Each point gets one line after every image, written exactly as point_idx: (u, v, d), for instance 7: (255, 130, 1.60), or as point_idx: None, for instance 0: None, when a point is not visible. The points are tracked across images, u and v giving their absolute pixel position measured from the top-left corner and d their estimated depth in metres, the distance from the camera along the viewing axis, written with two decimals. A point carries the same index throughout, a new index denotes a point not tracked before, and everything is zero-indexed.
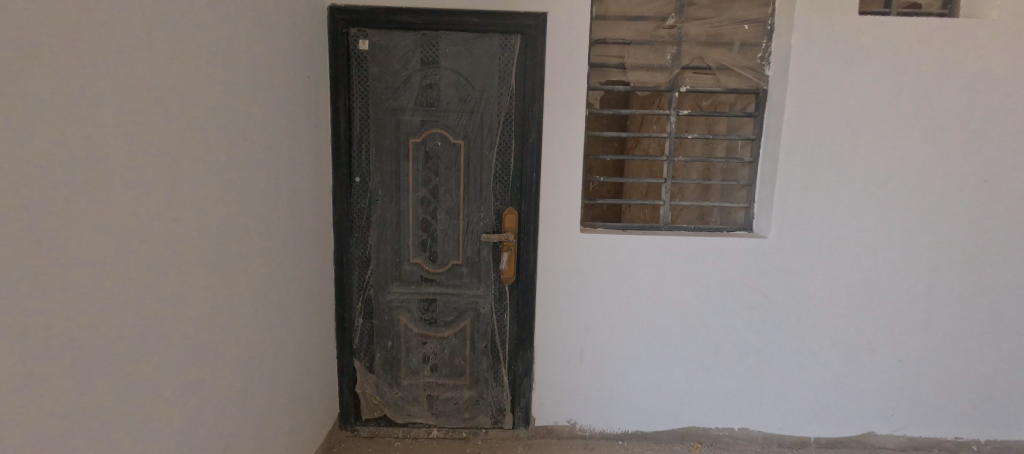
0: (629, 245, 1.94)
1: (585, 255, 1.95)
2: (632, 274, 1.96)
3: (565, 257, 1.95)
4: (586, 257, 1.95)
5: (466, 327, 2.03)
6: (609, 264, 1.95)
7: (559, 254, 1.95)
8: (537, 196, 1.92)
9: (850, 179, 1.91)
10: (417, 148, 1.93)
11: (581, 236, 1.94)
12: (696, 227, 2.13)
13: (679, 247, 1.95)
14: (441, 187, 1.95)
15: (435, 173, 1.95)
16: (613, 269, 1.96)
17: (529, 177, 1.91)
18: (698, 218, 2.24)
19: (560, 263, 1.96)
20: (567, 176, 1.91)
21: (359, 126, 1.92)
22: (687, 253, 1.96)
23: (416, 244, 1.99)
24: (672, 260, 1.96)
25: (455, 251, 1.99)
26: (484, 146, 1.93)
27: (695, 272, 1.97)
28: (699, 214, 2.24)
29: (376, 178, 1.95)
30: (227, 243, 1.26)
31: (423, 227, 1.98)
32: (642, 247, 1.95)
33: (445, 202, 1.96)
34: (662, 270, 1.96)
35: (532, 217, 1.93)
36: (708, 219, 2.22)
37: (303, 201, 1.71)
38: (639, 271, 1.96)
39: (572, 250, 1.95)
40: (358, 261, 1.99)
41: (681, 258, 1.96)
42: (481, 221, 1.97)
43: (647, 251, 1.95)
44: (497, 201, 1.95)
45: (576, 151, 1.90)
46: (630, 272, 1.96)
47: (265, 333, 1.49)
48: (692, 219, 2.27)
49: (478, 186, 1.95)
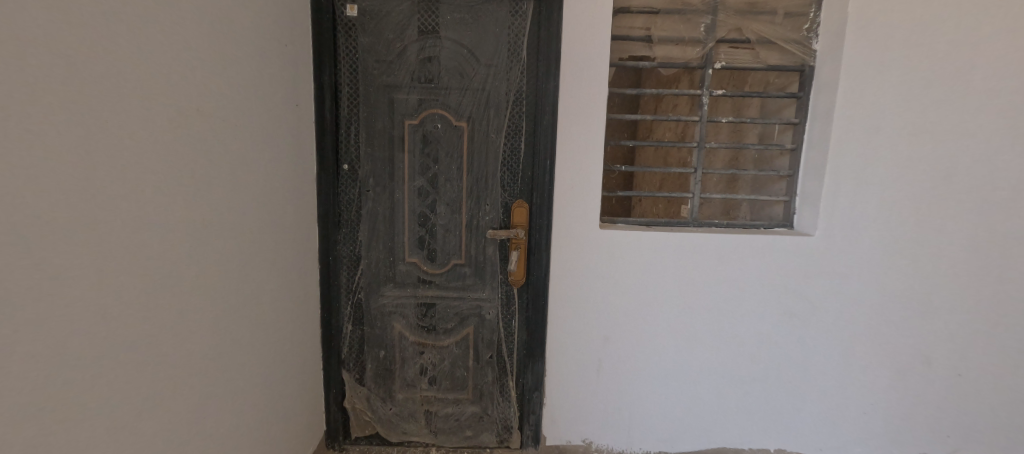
0: (655, 245, 1.71)
1: (605, 257, 1.71)
2: (658, 277, 1.73)
3: (583, 259, 1.71)
4: (606, 259, 1.71)
5: (468, 335, 1.80)
6: (632, 265, 1.72)
7: (576, 254, 1.71)
8: (552, 185, 1.68)
9: (917, 168, 1.64)
10: (414, 131, 1.69)
11: (601, 234, 1.70)
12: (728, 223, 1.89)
13: (713, 246, 1.71)
14: (442, 178, 1.71)
15: (434, 160, 1.70)
16: (637, 273, 1.72)
17: (542, 165, 1.66)
18: (720, 213, 2.01)
19: (577, 263, 1.72)
20: (586, 165, 1.66)
21: (347, 105, 1.67)
22: (721, 254, 1.72)
23: (412, 241, 1.75)
24: (703, 261, 1.72)
25: (457, 249, 1.75)
26: (491, 129, 1.68)
27: (729, 274, 1.73)
28: (722, 208, 2.00)
29: (367, 167, 1.70)
30: (186, 243, 1.02)
31: (420, 221, 1.74)
32: (669, 247, 1.71)
33: (446, 193, 1.72)
34: (692, 273, 1.73)
35: (545, 210, 1.69)
36: (731, 214, 2.00)
37: (283, 189, 1.46)
38: (666, 275, 1.73)
39: (590, 250, 1.71)
40: (347, 259, 1.75)
41: (713, 259, 1.72)
42: (487, 216, 1.73)
43: (675, 253, 1.71)
44: (504, 193, 1.71)
45: (597, 137, 1.65)
46: (656, 276, 1.73)
47: (240, 345, 1.27)
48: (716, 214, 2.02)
49: (484, 175, 1.70)
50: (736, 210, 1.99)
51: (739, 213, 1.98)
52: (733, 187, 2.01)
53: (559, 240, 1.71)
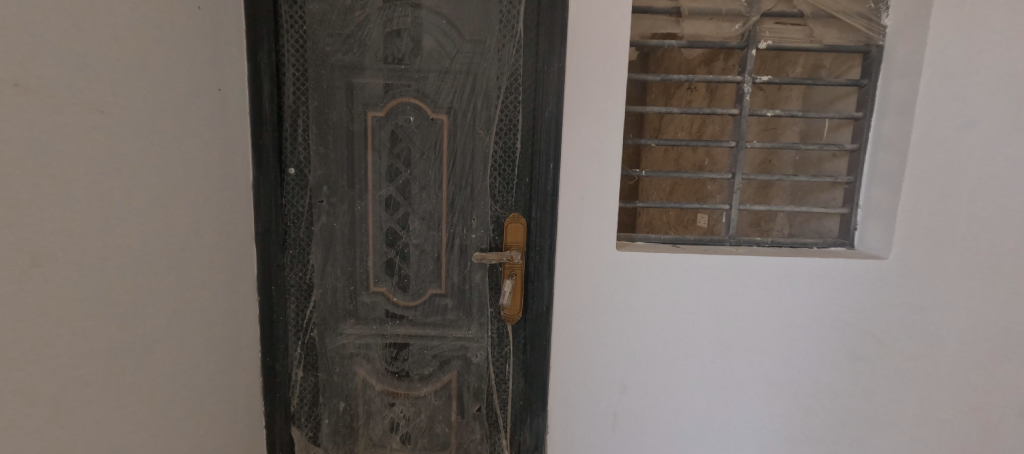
0: (686, 271, 1.36)
1: (623, 286, 1.35)
2: (691, 312, 1.37)
3: (595, 289, 1.35)
4: (626, 288, 1.35)
5: (449, 382, 1.43)
6: (657, 296, 1.36)
7: (587, 283, 1.35)
8: (555, 196, 1.30)
9: None
10: (380, 126, 1.32)
11: (618, 258, 1.34)
12: (779, 241, 1.51)
13: (757, 272, 1.36)
14: (416, 186, 1.34)
15: (406, 163, 1.33)
16: (663, 305, 1.37)
17: (543, 170, 1.30)
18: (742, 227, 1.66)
19: (587, 295, 1.36)
20: (599, 171, 1.29)
21: (293, 93, 1.29)
22: (767, 281, 1.37)
23: (379, 266, 1.38)
24: (746, 291, 1.37)
25: (435, 275, 1.38)
26: (478, 123, 1.32)
27: (777, 307, 1.38)
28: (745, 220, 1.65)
29: (320, 172, 1.33)
30: None
31: (388, 240, 1.37)
32: (704, 273, 1.36)
33: (421, 205, 1.35)
34: (732, 305, 1.37)
35: (547, 227, 1.32)
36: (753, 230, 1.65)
37: (198, 205, 1.10)
38: (700, 308, 1.37)
39: (605, 278, 1.35)
40: (296, 289, 1.38)
41: (758, 288, 1.37)
42: (473, 234, 1.36)
43: (712, 280, 1.36)
44: (495, 205, 1.35)
45: (614, 134, 1.27)
46: (688, 309, 1.37)
47: (103, 435, 0.88)
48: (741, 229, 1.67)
49: (469, 182, 1.34)
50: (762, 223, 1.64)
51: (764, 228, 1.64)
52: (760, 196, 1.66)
53: (564, 265, 1.34)
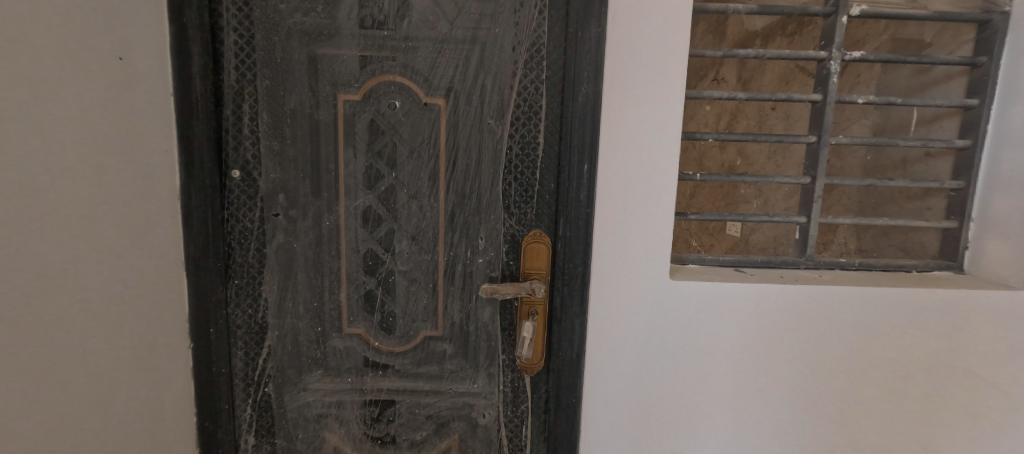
0: (762, 305, 1.03)
1: (681, 324, 1.03)
2: (767, 357, 1.05)
3: (644, 328, 1.02)
4: (684, 326, 1.03)
5: (448, 450, 1.10)
6: (722, 339, 1.04)
7: (630, 325, 1.02)
8: (590, 209, 0.97)
9: None
10: (354, 113, 0.97)
11: (675, 287, 1.01)
12: (868, 264, 1.18)
13: (851, 309, 1.04)
14: (404, 195, 1.00)
15: (390, 165, 0.99)
16: (732, 349, 1.04)
17: (575, 173, 0.97)
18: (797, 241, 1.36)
19: (631, 339, 1.03)
20: (651, 175, 0.96)
21: (235, 69, 0.95)
22: (866, 319, 1.04)
23: (355, 301, 1.03)
24: (839, 331, 1.05)
25: (430, 312, 1.04)
26: (488, 111, 0.98)
27: (878, 354, 1.05)
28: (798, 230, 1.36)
29: (273, 175, 0.98)
30: None
31: (367, 267, 1.03)
32: (785, 307, 1.04)
33: (411, 221, 1.01)
34: (821, 349, 1.05)
35: (579, 250, 0.99)
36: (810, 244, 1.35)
37: (80, 225, 0.75)
38: (779, 352, 1.05)
39: (657, 314, 1.02)
40: (245, 330, 1.04)
41: (855, 326, 1.04)
42: (480, 258, 1.03)
43: (797, 315, 1.04)
44: (509, 221, 1.02)
45: (672, 126, 0.94)
46: (764, 354, 1.04)
47: None
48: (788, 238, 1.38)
49: (475, 189, 1.00)
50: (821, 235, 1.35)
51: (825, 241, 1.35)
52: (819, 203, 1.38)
53: (602, 299, 1.01)
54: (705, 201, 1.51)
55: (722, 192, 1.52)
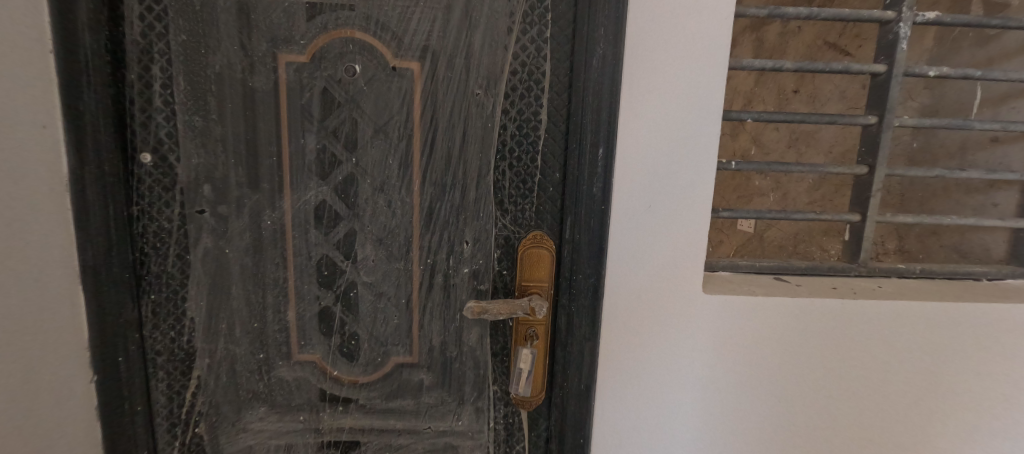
0: (814, 319, 0.84)
1: (714, 343, 0.83)
2: (817, 385, 0.86)
3: (668, 350, 0.83)
4: (719, 346, 0.84)
5: None
6: (761, 365, 0.85)
7: (652, 348, 0.83)
8: (606, 206, 0.76)
9: None
10: (300, 79, 0.73)
11: (709, 300, 0.81)
12: (930, 271, 0.99)
13: (924, 331, 0.84)
14: (369, 187, 0.77)
15: (350, 147, 0.76)
16: (775, 372, 0.85)
17: (587, 160, 0.75)
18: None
19: (652, 366, 0.83)
20: (684, 162, 0.76)
21: (139, 17, 0.70)
22: (943, 344, 0.84)
23: (307, 321, 0.82)
24: (908, 355, 0.85)
25: (402, 334, 0.83)
26: (476, 78, 0.75)
27: (954, 387, 0.85)
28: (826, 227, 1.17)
29: (196, 161, 0.75)
30: None
31: (322, 279, 0.80)
32: (842, 323, 0.84)
33: (377, 221, 0.78)
34: (886, 375, 0.85)
35: (592, 259, 0.78)
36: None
37: None
38: (832, 375, 0.86)
39: (685, 332, 0.82)
40: (168, 357, 0.82)
41: (928, 350, 0.84)
42: (465, 268, 0.81)
43: (856, 333, 0.84)
44: (503, 220, 0.80)
45: (713, 100, 0.74)
46: (814, 378, 0.86)
47: None
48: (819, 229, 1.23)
49: (460, 180, 0.78)
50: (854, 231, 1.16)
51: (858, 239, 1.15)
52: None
53: (619, 315, 0.81)
54: (716, 194, 1.50)
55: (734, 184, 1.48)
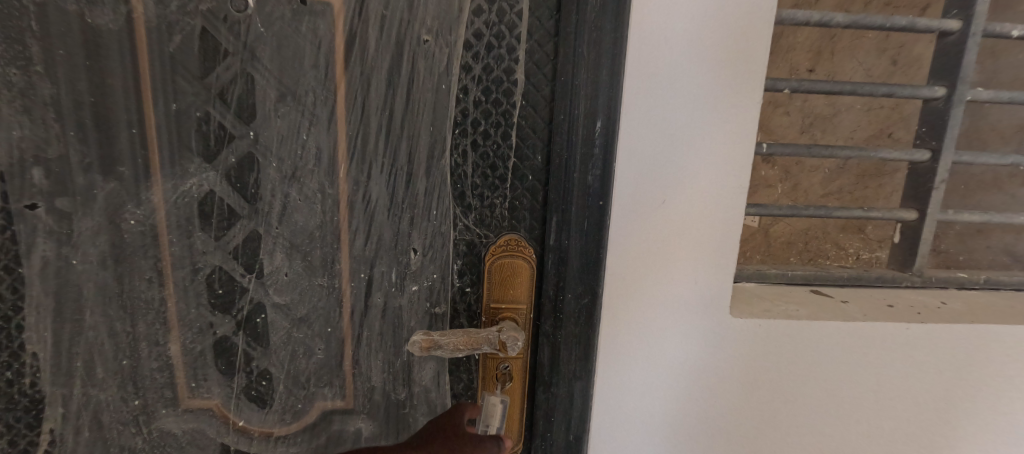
0: (842, 350, 0.66)
1: (730, 376, 0.65)
2: (857, 422, 0.69)
3: (678, 385, 0.64)
4: (738, 378, 0.65)
5: None
6: (794, 403, 0.68)
7: (661, 388, 0.64)
8: (606, 201, 0.57)
9: None
10: (167, 14, 0.50)
11: (728, 323, 0.63)
12: (996, 285, 0.80)
13: (998, 362, 0.67)
14: (274, 175, 0.54)
15: (244, 117, 0.52)
16: (797, 410, 0.68)
17: (581, 140, 0.55)
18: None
19: (660, 407, 0.65)
20: (712, 144, 0.57)
21: None
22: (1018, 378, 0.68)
23: (200, 355, 0.61)
24: (964, 391, 0.68)
25: (330, 372, 0.62)
26: (425, 18, 0.52)
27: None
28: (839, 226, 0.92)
29: (21, 133, 0.52)
30: None
31: (216, 301, 0.58)
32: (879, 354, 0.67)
33: (289, 222, 0.56)
34: (935, 414, 0.69)
35: (586, 273, 0.59)
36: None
37: None
38: (863, 415, 0.69)
39: (700, 362, 0.64)
40: (4, 405, 0.60)
41: (991, 383, 0.68)
42: (414, 286, 0.59)
43: (898, 365, 0.67)
44: (464, 220, 0.59)
45: (757, 59, 0.55)
46: (843, 419, 0.69)
47: None
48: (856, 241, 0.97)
49: (405, 165, 0.56)
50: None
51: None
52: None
53: (619, 342, 0.62)
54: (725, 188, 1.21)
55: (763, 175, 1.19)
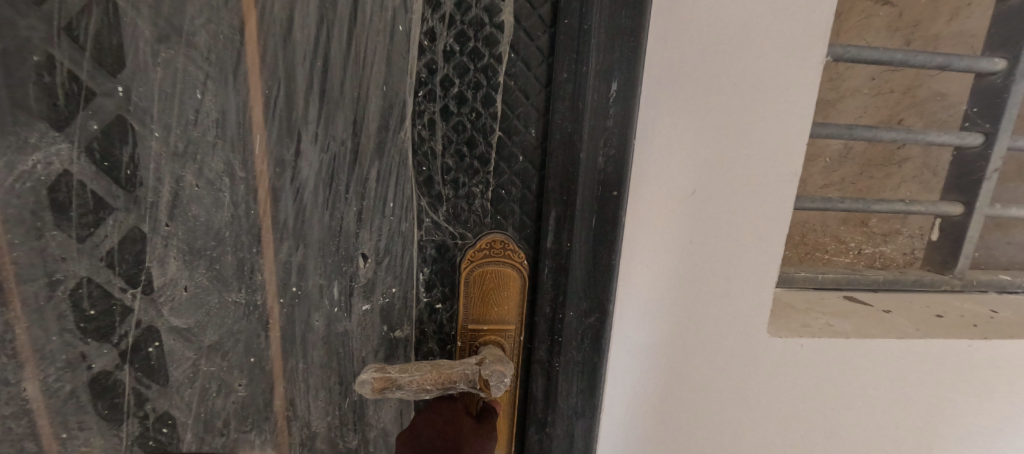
0: (860, 378, 0.54)
1: (754, 405, 0.54)
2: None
3: (697, 413, 0.54)
4: (765, 407, 0.54)
5: None
6: (833, 435, 0.56)
7: (675, 415, 0.53)
8: (622, 191, 0.43)
9: None
10: None
11: (759, 343, 0.51)
12: None
13: None
14: (158, 150, 0.38)
15: (105, 64, 0.36)
16: (823, 445, 0.57)
17: (591, 108, 0.42)
18: (833, 236, 0.79)
19: (673, 438, 0.54)
20: (756, 116, 0.45)
21: None
22: None
23: (70, 398, 0.43)
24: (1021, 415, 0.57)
25: (255, 417, 0.46)
26: None
27: None
28: (837, 220, 0.79)
29: None
30: None
31: (88, 325, 0.41)
32: (906, 380, 0.55)
33: (185, 216, 0.40)
34: (988, 439, 0.58)
35: (594, 285, 0.45)
36: (852, 242, 0.79)
37: None
38: (897, 448, 0.58)
39: (725, 387, 0.53)
40: None
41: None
42: (364, 305, 0.46)
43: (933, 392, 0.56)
44: (433, 216, 0.45)
45: (816, 6, 0.42)
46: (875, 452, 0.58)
47: None
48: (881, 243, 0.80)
49: (349, 139, 0.42)
50: (876, 223, 0.79)
51: (883, 234, 0.78)
52: (871, 175, 0.78)
53: (630, 362, 0.51)
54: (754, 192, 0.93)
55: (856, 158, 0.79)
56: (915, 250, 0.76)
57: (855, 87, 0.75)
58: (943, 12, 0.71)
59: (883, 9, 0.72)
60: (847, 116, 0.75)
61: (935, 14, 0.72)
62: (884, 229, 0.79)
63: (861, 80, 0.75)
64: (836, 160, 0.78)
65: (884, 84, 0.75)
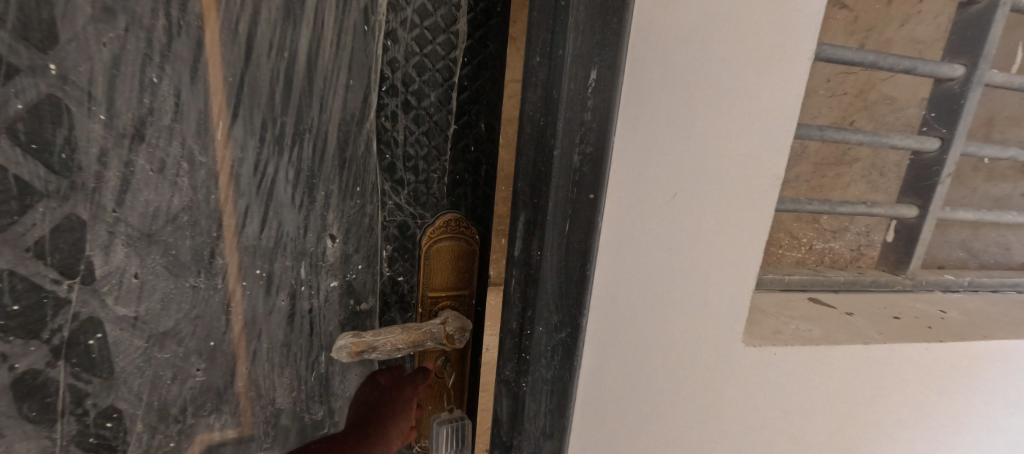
0: (822, 389, 0.56)
1: (727, 413, 0.55)
2: None
3: (673, 419, 0.54)
4: (737, 418, 0.56)
5: None
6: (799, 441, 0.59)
7: (653, 422, 0.54)
8: (597, 192, 0.43)
9: None
10: None
11: (732, 353, 0.52)
12: (988, 286, 0.74)
13: (999, 381, 0.61)
14: (101, 133, 0.35)
15: (32, 40, 0.32)
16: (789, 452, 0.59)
17: (565, 102, 0.41)
18: (785, 233, 0.74)
19: (651, 443, 0.55)
20: (740, 121, 0.45)
21: None
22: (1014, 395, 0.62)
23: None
24: (960, 414, 0.61)
25: (214, 400, 0.45)
26: None
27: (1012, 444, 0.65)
28: (791, 216, 0.74)
29: None
30: None
31: (13, 320, 0.37)
32: (863, 387, 0.57)
33: (136, 202, 0.38)
34: (933, 438, 0.62)
35: (563, 300, 0.46)
36: (805, 238, 0.76)
37: None
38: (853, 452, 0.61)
39: (703, 394, 0.54)
40: None
41: (986, 400, 0.61)
42: (331, 282, 0.46)
43: (885, 396, 0.58)
44: (394, 198, 0.46)
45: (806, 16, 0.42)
46: None
47: None
48: (835, 240, 0.77)
49: (310, 131, 0.41)
50: (828, 219, 0.76)
51: (833, 231, 0.76)
52: (824, 175, 0.75)
53: (612, 367, 0.51)
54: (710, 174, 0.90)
55: (826, 160, 0.75)
56: (862, 246, 0.77)
57: (812, 87, 0.72)
58: (895, 16, 0.71)
59: (841, 12, 0.69)
60: (805, 116, 0.72)
61: (888, 19, 0.71)
62: (835, 226, 0.76)
63: (817, 81, 0.72)
64: (791, 159, 0.73)
65: (838, 86, 0.72)
